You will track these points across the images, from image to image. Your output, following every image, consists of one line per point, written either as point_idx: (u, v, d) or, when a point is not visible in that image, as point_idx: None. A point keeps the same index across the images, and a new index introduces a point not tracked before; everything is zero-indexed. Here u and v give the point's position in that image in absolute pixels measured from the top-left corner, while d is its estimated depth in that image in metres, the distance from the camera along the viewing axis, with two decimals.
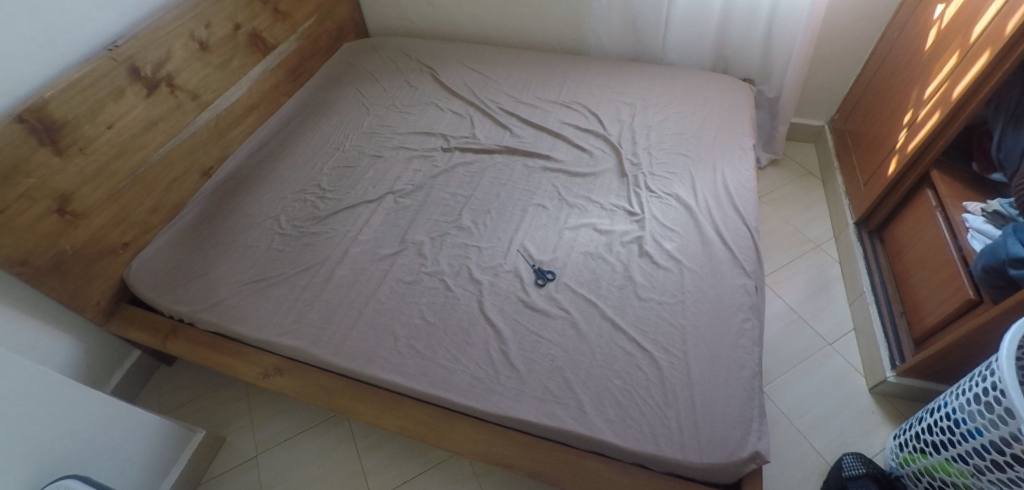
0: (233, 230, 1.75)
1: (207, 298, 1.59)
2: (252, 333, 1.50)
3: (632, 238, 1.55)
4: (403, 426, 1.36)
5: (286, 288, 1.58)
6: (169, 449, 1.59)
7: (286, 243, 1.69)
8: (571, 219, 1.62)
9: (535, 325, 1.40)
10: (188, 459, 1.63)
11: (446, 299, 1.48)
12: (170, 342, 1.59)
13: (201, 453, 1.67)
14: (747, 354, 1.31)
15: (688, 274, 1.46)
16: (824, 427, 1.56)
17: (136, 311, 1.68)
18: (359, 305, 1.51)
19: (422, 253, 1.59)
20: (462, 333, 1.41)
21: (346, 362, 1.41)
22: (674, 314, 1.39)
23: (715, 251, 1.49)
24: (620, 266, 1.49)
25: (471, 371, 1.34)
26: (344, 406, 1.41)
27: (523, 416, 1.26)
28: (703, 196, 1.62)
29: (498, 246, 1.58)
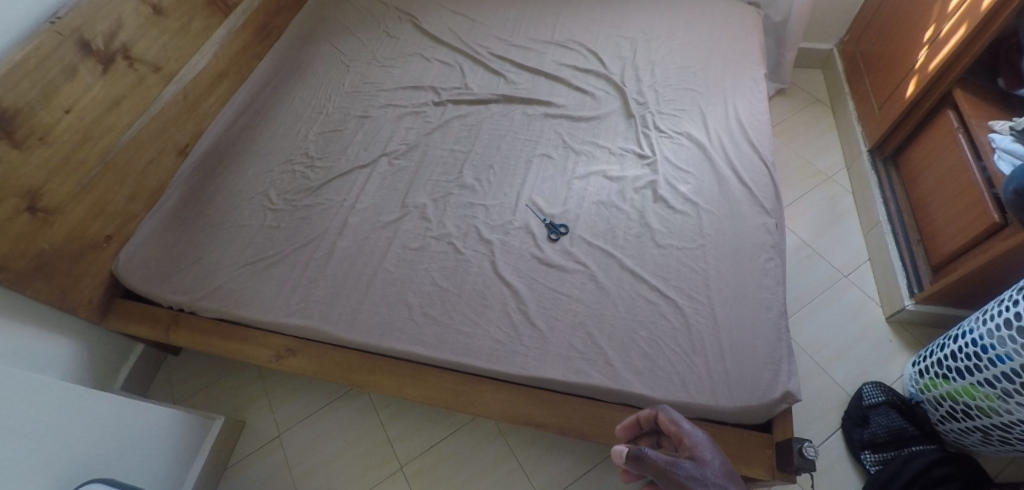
0: (224, 210, 1.66)
1: (206, 284, 1.52)
2: (258, 316, 1.44)
3: (645, 184, 1.48)
4: (427, 395, 1.33)
5: (289, 265, 1.51)
6: (190, 439, 1.56)
7: (281, 218, 1.60)
8: (579, 167, 1.55)
9: (554, 281, 1.35)
10: (210, 446, 1.60)
11: (457, 262, 1.42)
12: (172, 332, 1.54)
13: (222, 438, 1.64)
14: (772, 294, 1.28)
15: (707, 217, 1.41)
16: (843, 359, 1.55)
17: (133, 303, 1.63)
18: (366, 277, 1.44)
19: (425, 216, 1.51)
20: (478, 296, 1.36)
21: (360, 336, 1.35)
22: (695, 259, 1.35)
23: (732, 192, 1.44)
24: (635, 213, 1.44)
25: (492, 334, 1.30)
26: (362, 381, 1.37)
27: (550, 376, 1.23)
28: (716, 134, 1.56)
29: (505, 203, 1.51)
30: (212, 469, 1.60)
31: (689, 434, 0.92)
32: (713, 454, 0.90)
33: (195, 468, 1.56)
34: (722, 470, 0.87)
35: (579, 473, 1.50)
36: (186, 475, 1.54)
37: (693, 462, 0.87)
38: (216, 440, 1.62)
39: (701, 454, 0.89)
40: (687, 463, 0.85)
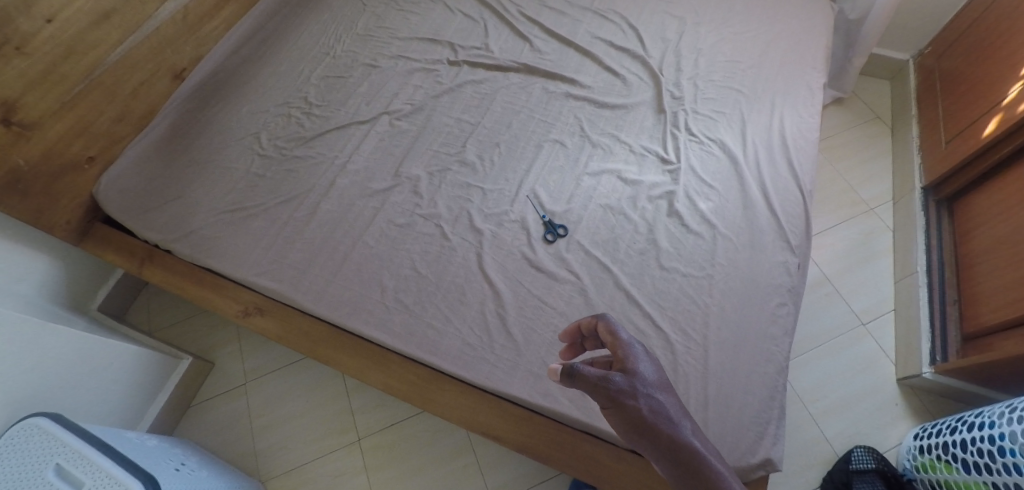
0: (213, 148, 1.58)
1: (184, 225, 1.44)
2: (229, 271, 1.36)
3: (661, 193, 1.33)
4: (388, 384, 1.24)
5: (268, 219, 1.42)
6: (158, 375, 1.55)
7: (267, 166, 1.51)
8: (592, 162, 1.40)
9: (540, 288, 1.24)
10: (176, 385, 1.59)
11: (441, 248, 1.31)
12: (147, 267, 1.45)
13: (189, 379, 1.63)
14: (777, 346, 1.17)
15: (722, 244, 1.27)
16: (839, 414, 1.51)
17: (110, 230, 1.54)
18: (345, 248, 1.35)
19: (418, 191, 1.40)
20: (457, 291, 1.26)
21: (329, 312, 1.27)
22: (698, 291, 1.22)
23: (757, 220, 1.30)
24: (643, 226, 1.30)
25: (463, 336, 1.21)
26: (326, 356, 1.28)
27: (516, 394, 1.15)
28: (752, 149, 1.39)
29: (505, 190, 1.38)
30: (174, 409, 1.59)
31: (624, 343, 0.86)
32: (649, 365, 0.84)
33: (157, 405, 1.55)
34: (655, 381, 0.83)
35: (533, 481, 1.46)
36: (146, 412, 1.53)
37: (625, 375, 0.83)
38: (182, 379, 1.61)
39: (634, 364, 0.84)
40: (616, 377, 0.81)
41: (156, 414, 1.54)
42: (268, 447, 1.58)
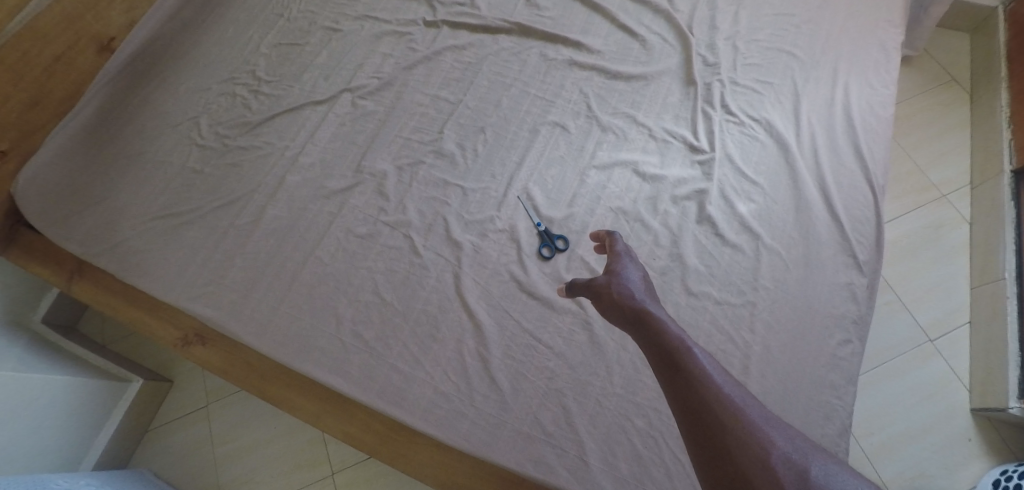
0: (146, 138, 1.31)
1: (109, 235, 1.21)
2: (157, 293, 1.13)
3: (689, 193, 1.04)
4: (347, 433, 0.99)
5: (205, 229, 1.18)
6: (104, 401, 1.37)
7: (206, 159, 1.25)
8: (600, 150, 1.10)
9: (531, 319, 0.99)
10: (127, 411, 1.42)
11: (410, 267, 1.06)
12: (74, 283, 1.19)
13: (142, 402, 1.47)
14: (839, 399, 0.90)
15: (769, 262, 0.98)
16: (898, 451, 1.25)
17: (43, 240, 1.23)
18: (294, 265, 1.10)
19: (382, 191, 1.13)
20: (429, 323, 1.01)
21: (272, 349, 1.03)
22: (736, 325, 0.95)
23: (815, 227, 1.00)
24: (665, 236, 1.01)
25: (435, 384, 0.97)
26: (275, 397, 1.04)
27: (500, 461, 0.91)
28: (809, 133, 1.08)
29: (491, 189, 1.10)
30: (127, 436, 1.44)
31: (611, 241, 0.82)
32: (635, 266, 0.79)
33: (105, 434, 1.38)
34: (637, 277, 0.77)
35: None
36: (94, 442, 1.36)
37: (608, 274, 0.78)
38: (135, 402, 1.44)
39: (619, 265, 0.79)
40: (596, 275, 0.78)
41: (105, 444, 1.37)
42: (231, 481, 1.43)
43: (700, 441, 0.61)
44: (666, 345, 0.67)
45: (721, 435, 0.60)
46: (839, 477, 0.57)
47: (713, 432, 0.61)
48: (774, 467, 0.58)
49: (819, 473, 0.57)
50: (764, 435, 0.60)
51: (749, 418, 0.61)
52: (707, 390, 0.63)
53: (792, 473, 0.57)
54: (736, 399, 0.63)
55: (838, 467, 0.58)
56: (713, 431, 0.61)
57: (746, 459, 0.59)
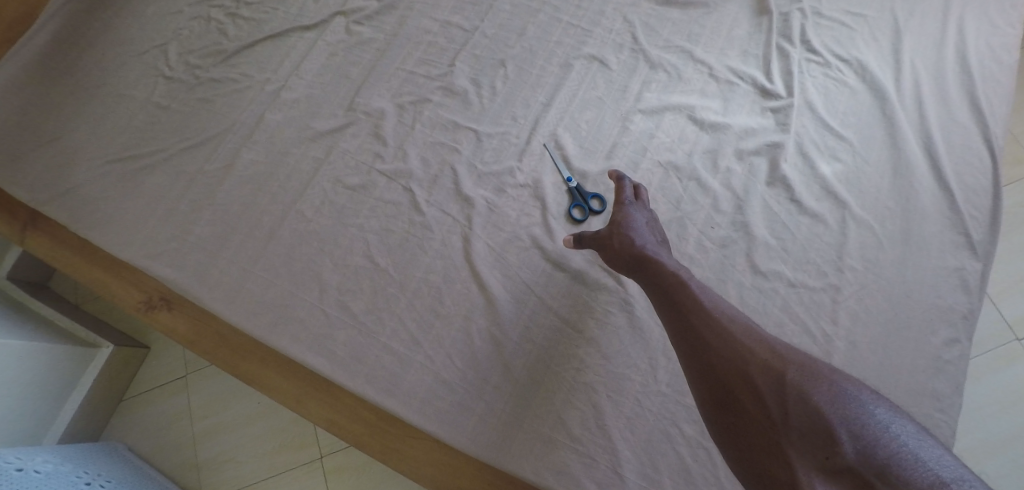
0: (103, 65, 1.08)
1: (60, 179, 1.00)
2: (114, 251, 0.95)
3: (758, 147, 0.83)
4: (331, 420, 0.83)
5: (169, 174, 0.98)
6: (68, 368, 1.12)
7: (174, 93, 1.04)
8: (648, 92, 0.89)
9: (556, 296, 0.81)
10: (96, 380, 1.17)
11: (410, 227, 0.87)
12: (29, 236, 1.00)
13: (115, 370, 1.22)
14: (942, 412, 0.71)
15: (857, 237, 0.79)
16: (988, 459, 1.01)
17: None
18: (272, 219, 0.91)
19: (379, 134, 0.93)
20: (431, 295, 0.83)
21: (243, 319, 0.86)
22: (814, 314, 0.76)
23: (916, 194, 0.80)
24: (727, 200, 0.82)
25: (436, 369, 0.79)
26: (249, 374, 0.88)
27: (513, 469, 0.74)
28: (909, 79, 0.86)
29: (511, 134, 0.90)
30: (94, 408, 1.20)
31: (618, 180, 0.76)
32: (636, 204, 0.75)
33: (71, 406, 1.13)
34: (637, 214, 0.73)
35: None
36: (57, 415, 1.12)
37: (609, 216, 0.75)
38: (105, 370, 1.19)
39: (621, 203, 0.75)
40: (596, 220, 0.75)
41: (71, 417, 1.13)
42: (210, 458, 1.22)
43: (687, 362, 0.61)
44: (655, 276, 0.66)
45: (705, 354, 0.60)
46: (817, 374, 0.54)
47: (698, 353, 0.60)
48: (752, 375, 0.56)
49: (797, 373, 0.55)
50: (742, 346, 0.58)
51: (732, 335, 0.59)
52: (693, 312, 0.62)
53: (768, 377, 0.55)
54: (718, 315, 0.61)
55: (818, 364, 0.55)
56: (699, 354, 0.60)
57: (725, 372, 0.58)
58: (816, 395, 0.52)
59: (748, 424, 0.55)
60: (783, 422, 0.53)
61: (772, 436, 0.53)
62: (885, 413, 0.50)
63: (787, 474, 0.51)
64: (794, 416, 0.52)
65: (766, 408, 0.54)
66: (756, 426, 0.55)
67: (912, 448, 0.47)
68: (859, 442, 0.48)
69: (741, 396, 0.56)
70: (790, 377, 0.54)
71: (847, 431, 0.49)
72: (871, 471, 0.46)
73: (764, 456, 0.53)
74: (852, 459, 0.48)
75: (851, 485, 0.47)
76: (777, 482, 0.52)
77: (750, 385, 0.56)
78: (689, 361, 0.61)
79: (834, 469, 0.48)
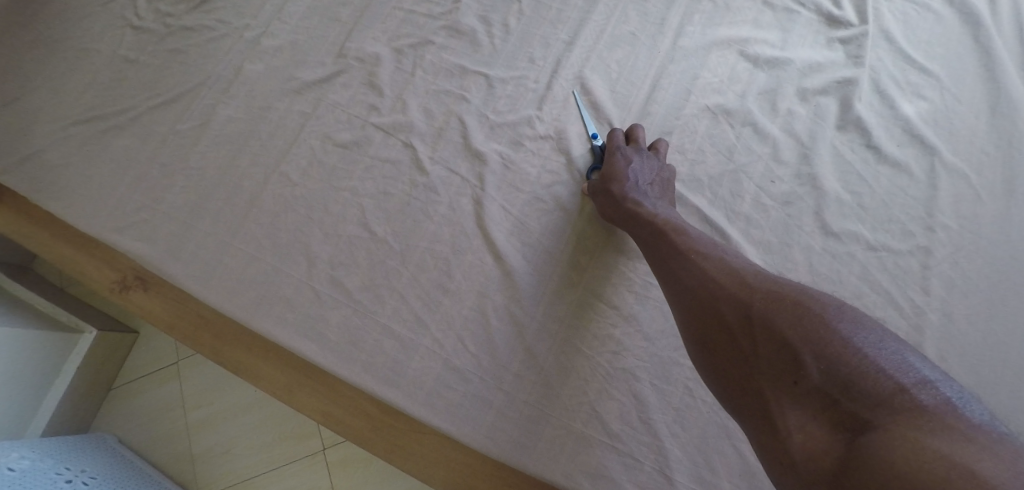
0: (65, 14, 0.95)
1: (17, 143, 0.88)
2: (78, 223, 0.83)
3: (826, 85, 0.70)
4: (326, 413, 0.71)
5: (139, 135, 0.86)
6: (43, 356, 0.97)
7: (143, 44, 0.91)
8: (689, 25, 0.75)
9: (584, 266, 0.69)
10: (79, 369, 1.02)
11: (411, 189, 0.74)
12: None
13: (101, 358, 1.07)
14: None
15: (949, 189, 0.65)
16: None
17: None
18: (253, 184, 0.79)
19: (374, 83, 0.80)
20: (438, 268, 0.71)
21: (223, 299, 0.74)
22: (901, 283, 0.63)
23: (1021, 135, 0.66)
24: (788, 148, 0.68)
25: (446, 355, 0.67)
26: (232, 362, 0.76)
27: (540, 471, 0.62)
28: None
29: (528, 79, 0.77)
30: (80, 401, 1.05)
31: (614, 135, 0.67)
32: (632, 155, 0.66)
33: (53, 398, 0.99)
34: (634, 167, 0.65)
35: None
36: (38, 407, 0.98)
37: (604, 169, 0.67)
38: (90, 358, 1.04)
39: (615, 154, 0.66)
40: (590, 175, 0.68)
41: (55, 409, 0.99)
42: (208, 451, 1.08)
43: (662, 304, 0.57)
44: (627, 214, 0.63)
45: (674, 291, 0.56)
46: (780, 293, 0.50)
47: (669, 291, 0.57)
48: (720, 308, 0.52)
49: (760, 296, 0.50)
50: (709, 277, 0.54)
51: (700, 268, 0.55)
52: (666, 248, 0.58)
53: (734, 306, 0.51)
54: (688, 249, 0.57)
55: (782, 283, 0.51)
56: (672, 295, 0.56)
57: (692, 307, 0.54)
58: (779, 316, 0.48)
59: (722, 361, 0.52)
60: (751, 351, 0.49)
61: (742, 366, 0.50)
62: (847, 322, 0.47)
63: (759, 403, 0.48)
64: (759, 342, 0.49)
65: (734, 338, 0.51)
66: (729, 359, 0.51)
67: (875, 358, 0.44)
68: (823, 362, 0.45)
69: (711, 330, 0.53)
70: (754, 303, 0.50)
71: (810, 352, 0.46)
72: (837, 389, 0.44)
73: (738, 390, 0.50)
74: (818, 380, 0.45)
75: (818, 406, 0.44)
76: (749, 414, 0.49)
77: (716, 319, 0.52)
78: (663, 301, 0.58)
79: (802, 392, 0.46)
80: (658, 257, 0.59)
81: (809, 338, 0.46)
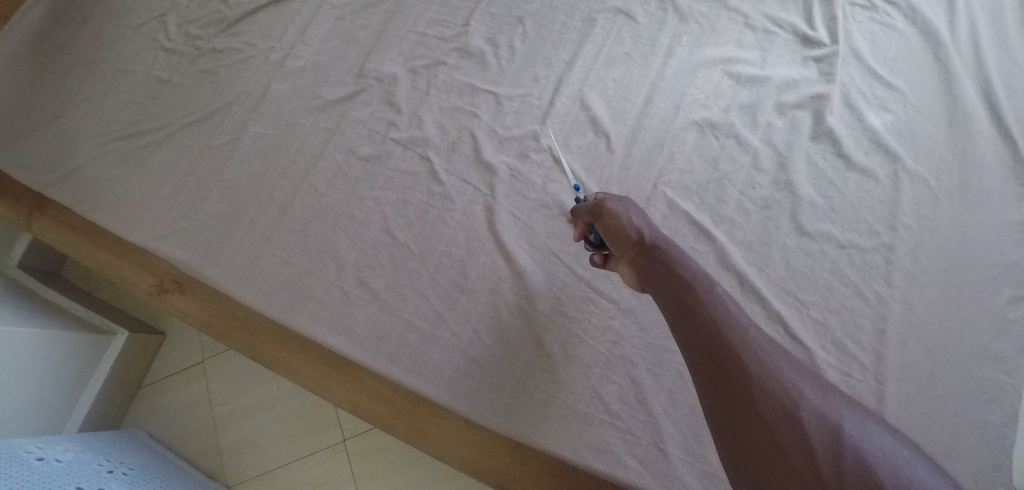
0: (102, 39, 1.02)
1: (61, 159, 0.95)
2: (120, 232, 0.90)
3: (801, 100, 0.78)
4: (353, 402, 0.79)
5: (175, 151, 0.93)
6: (81, 356, 1.05)
7: (175, 66, 0.99)
8: (679, 46, 0.83)
9: (586, 266, 0.77)
10: (112, 369, 1.10)
11: (429, 198, 0.82)
12: (36, 221, 0.96)
13: (131, 359, 1.15)
14: (1008, 375, 0.66)
15: (910, 192, 0.73)
16: None
17: None
18: (284, 195, 0.87)
19: (392, 100, 0.88)
20: (454, 269, 0.78)
21: (260, 299, 0.82)
22: (867, 276, 0.71)
23: (975, 143, 0.74)
24: (766, 157, 0.76)
25: (464, 346, 0.75)
26: (266, 358, 0.84)
27: (550, 447, 0.70)
28: (965, 20, 0.79)
29: (532, 96, 0.84)
30: (112, 399, 1.13)
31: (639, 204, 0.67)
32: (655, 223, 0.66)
33: (89, 395, 1.07)
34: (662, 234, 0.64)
35: None
36: (76, 403, 1.05)
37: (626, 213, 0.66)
38: (121, 359, 1.12)
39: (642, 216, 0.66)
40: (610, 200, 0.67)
41: (91, 405, 1.06)
42: (235, 444, 1.15)
43: (718, 391, 0.54)
44: (674, 276, 0.60)
45: (733, 366, 0.54)
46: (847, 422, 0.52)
47: (711, 346, 0.55)
48: (790, 415, 0.52)
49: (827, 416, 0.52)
50: (783, 380, 0.54)
51: (772, 368, 0.54)
52: (729, 333, 0.56)
53: (805, 417, 0.52)
54: (758, 343, 0.56)
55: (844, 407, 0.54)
56: (736, 385, 0.54)
57: (759, 405, 0.53)
58: (850, 445, 0.51)
59: (779, 468, 0.50)
60: (818, 473, 0.49)
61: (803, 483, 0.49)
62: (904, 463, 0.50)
63: None
64: (829, 466, 0.50)
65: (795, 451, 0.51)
66: (789, 470, 0.50)
67: None
68: None
69: (753, 398, 0.53)
70: (829, 423, 0.52)
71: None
72: None
73: None
74: None
75: None
76: None
77: (790, 426, 0.51)
78: (704, 373, 0.55)
79: None
80: (720, 341, 0.55)
81: (882, 474, 0.49)
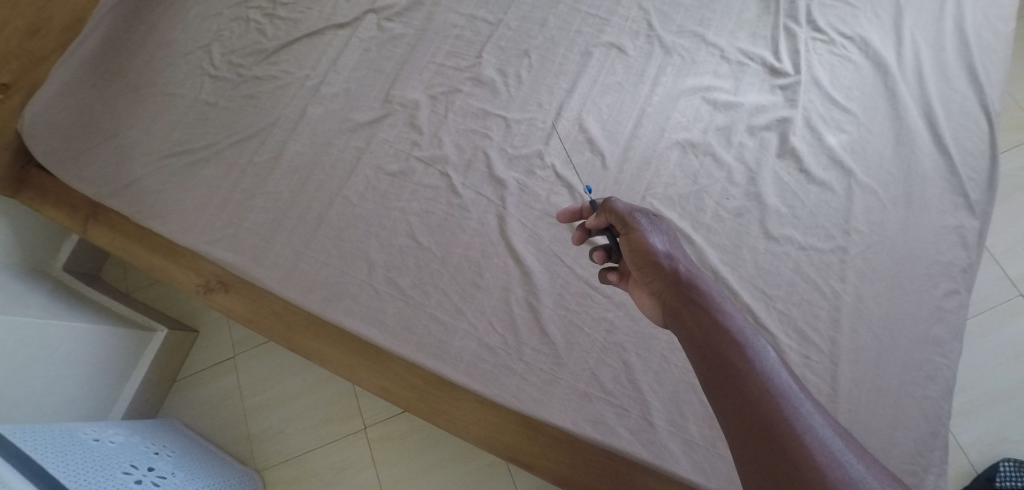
0: (154, 67, 1.15)
1: (120, 173, 1.07)
2: (175, 238, 1.02)
3: (769, 122, 0.90)
4: (382, 386, 0.91)
5: (222, 166, 1.06)
6: (128, 350, 1.18)
7: (220, 91, 1.11)
8: (664, 76, 0.96)
9: (585, 266, 0.89)
10: (152, 362, 1.23)
11: (448, 208, 0.95)
12: (92, 227, 1.07)
13: (169, 353, 1.27)
14: (943, 357, 0.78)
15: (862, 201, 0.85)
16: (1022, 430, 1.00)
17: (54, 181, 1.11)
18: (320, 206, 0.99)
19: (415, 123, 1.01)
20: (471, 270, 0.91)
21: (301, 296, 0.94)
22: (824, 274, 0.83)
23: (918, 159, 0.86)
24: (739, 172, 0.89)
25: (480, 336, 0.87)
26: (305, 348, 0.96)
27: (554, 421, 0.82)
28: (911, 53, 0.92)
29: (538, 120, 0.97)
30: (151, 389, 1.25)
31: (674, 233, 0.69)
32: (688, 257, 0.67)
33: (132, 384, 1.19)
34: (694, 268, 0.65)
35: None
36: (121, 391, 1.17)
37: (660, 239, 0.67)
38: (160, 353, 1.25)
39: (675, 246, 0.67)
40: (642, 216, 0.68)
41: (133, 394, 1.19)
42: (263, 431, 1.26)
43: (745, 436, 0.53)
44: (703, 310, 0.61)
45: (762, 414, 0.53)
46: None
47: (739, 385, 0.55)
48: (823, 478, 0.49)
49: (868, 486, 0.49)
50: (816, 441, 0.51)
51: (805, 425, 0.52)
52: (759, 379, 0.55)
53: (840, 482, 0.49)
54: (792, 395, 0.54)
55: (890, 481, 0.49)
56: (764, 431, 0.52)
57: (786, 457, 0.50)
58: None
59: None
60: None
61: None
62: None
63: None
64: None
65: None
66: None
67: None
68: None
69: (772, 429, 0.52)
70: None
71: None
72: None
73: None
74: None
75: None
76: None
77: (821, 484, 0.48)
78: (732, 412, 0.54)
79: None
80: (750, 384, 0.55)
81: None
